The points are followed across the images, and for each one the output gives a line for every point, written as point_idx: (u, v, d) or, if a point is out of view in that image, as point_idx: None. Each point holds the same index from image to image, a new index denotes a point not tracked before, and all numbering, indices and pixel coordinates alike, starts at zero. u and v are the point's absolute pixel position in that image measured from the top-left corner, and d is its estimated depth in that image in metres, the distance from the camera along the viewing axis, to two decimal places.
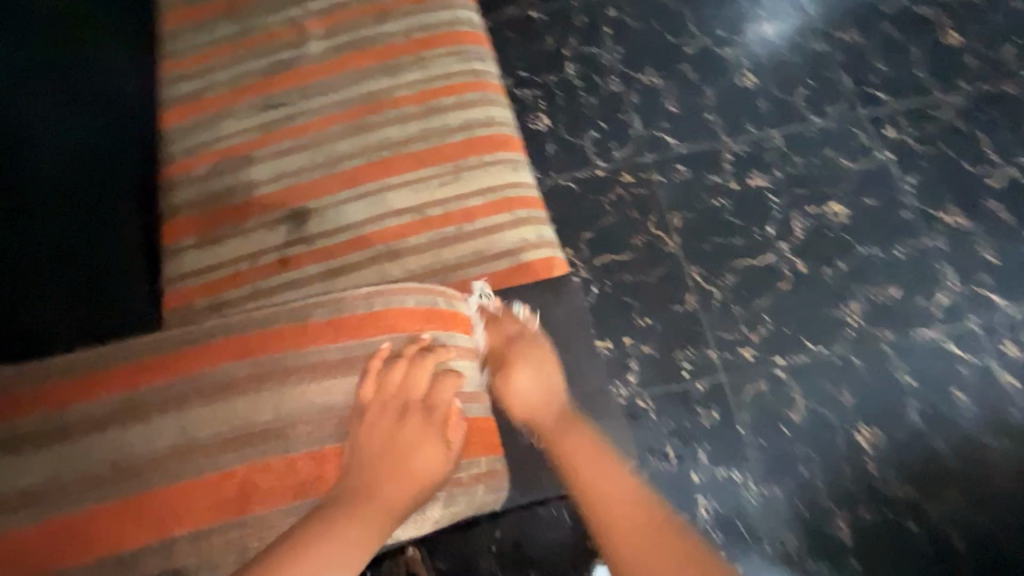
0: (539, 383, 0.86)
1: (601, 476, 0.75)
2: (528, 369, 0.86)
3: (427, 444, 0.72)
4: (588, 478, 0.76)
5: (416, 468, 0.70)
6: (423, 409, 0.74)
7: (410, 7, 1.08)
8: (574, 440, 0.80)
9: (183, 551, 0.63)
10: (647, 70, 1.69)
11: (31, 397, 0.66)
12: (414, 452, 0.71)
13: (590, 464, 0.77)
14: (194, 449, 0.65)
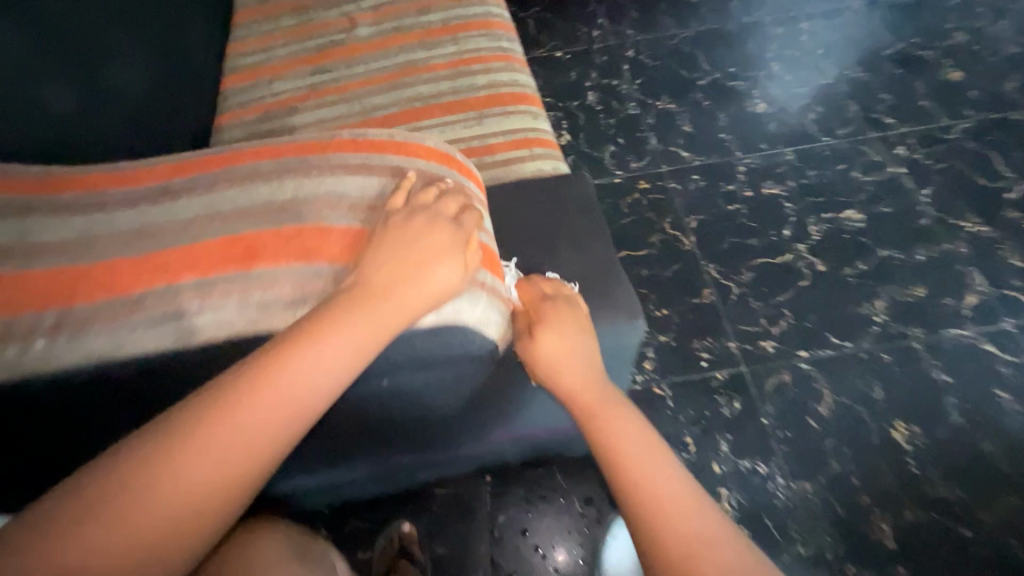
0: (586, 365, 0.70)
1: (674, 511, 0.56)
2: (566, 345, 0.68)
3: (447, 256, 0.55)
4: (657, 511, 0.56)
5: (430, 278, 0.54)
6: (440, 223, 0.57)
7: (449, 3, 1.23)
8: (637, 452, 0.61)
9: (185, 301, 0.49)
10: (663, 98, 1.82)
11: (58, 182, 0.55)
12: (429, 259, 0.54)
13: (657, 492, 0.57)
14: (211, 218, 0.53)
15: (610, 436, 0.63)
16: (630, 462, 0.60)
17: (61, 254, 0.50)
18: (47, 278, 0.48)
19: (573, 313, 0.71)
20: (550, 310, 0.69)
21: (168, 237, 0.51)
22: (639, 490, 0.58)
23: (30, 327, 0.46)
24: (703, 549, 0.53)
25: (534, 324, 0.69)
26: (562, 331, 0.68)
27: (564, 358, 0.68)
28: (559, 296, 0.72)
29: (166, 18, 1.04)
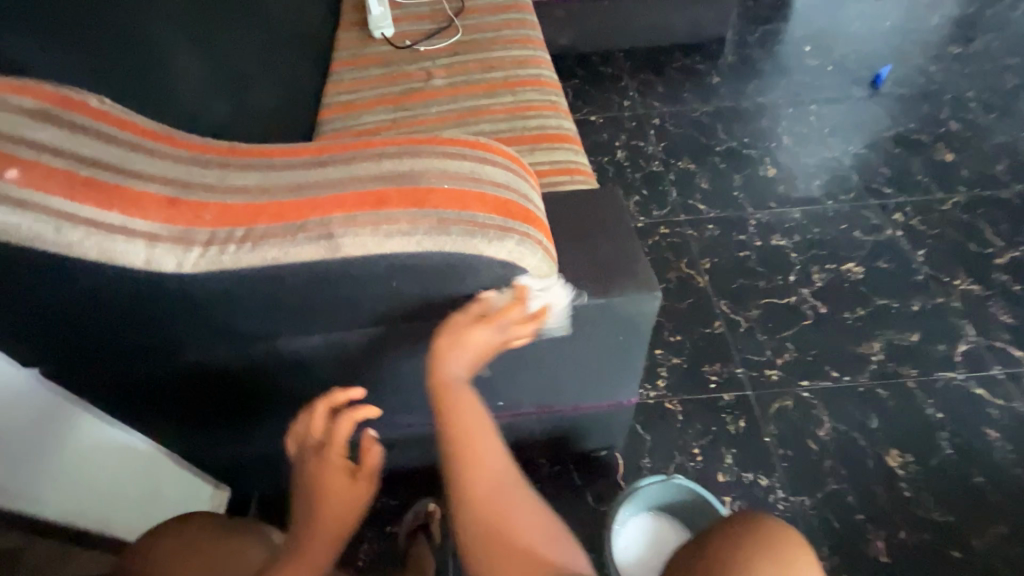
0: (486, 359, 0.72)
1: (499, 490, 0.67)
2: (484, 354, 0.71)
3: (346, 476, 0.77)
4: (486, 493, 0.66)
5: (342, 502, 0.76)
6: (332, 452, 0.76)
7: (508, 66, 1.50)
8: (477, 437, 0.69)
9: (335, 226, 0.65)
10: (684, 159, 2.06)
11: (239, 149, 0.74)
12: (335, 485, 0.76)
13: (490, 475, 0.67)
14: (352, 177, 0.69)
15: (456, 419, 0.69)
16: (469, 446, 0.68)
17: (246, 193, 0.67)
18: (237, 206, 0.65)
19: (500, 342, 0.72)
20: (498, 328, 0.71)
21: (322, 186, 0.68)
22: (472, 472, 0.67)
23: (225, 236, 0.63)
24: (520, 522, 0.65)
25: (471, 318, 0.70)
26: (493, 341, 0.71)
27: (476, 350, 0.70)
28: (515, 329, 0.72)
29: (286, 59, 1.32)
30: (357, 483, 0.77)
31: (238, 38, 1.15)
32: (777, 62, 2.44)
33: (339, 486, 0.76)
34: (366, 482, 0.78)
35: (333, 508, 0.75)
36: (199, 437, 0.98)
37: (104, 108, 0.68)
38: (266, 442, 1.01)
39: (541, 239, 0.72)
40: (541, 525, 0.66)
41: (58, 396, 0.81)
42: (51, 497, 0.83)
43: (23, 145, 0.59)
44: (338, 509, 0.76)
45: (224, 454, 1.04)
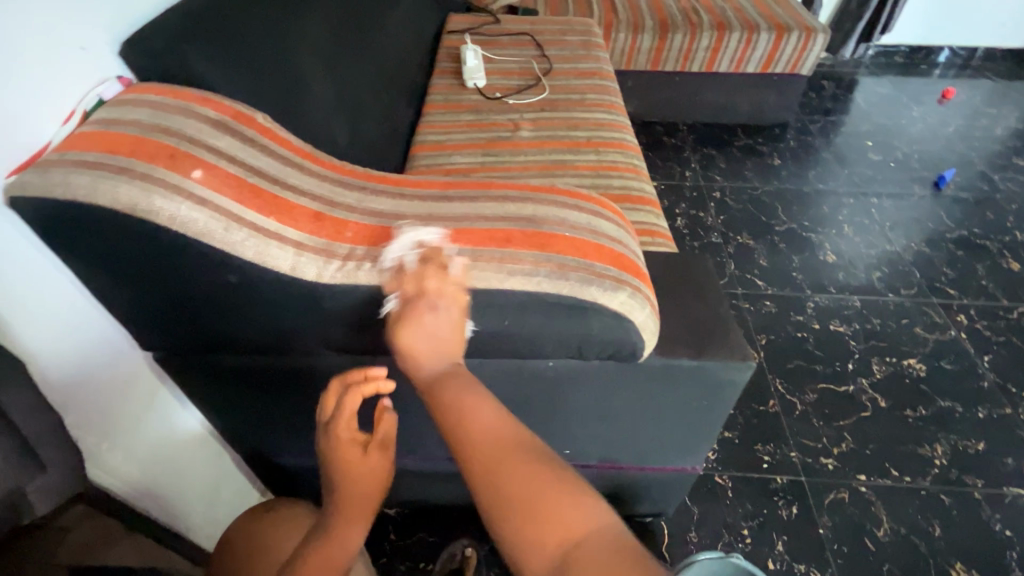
0: (443, 345, 0.63)
1: (512, 457, 0.55)
2: (437, 339, 0.62)
3: (356, 449, 0.66)
4: (495, 463, 0.55)
5: (364, 477, 0.68)
6: (339, 430, 0.65)
7: (592, 127, 1.58)
8: (476, 407, 0.58)
9: (463, 257, 0.68)
10: (743, 234, 2.08)
11: (373, 176, 0.79)
12: (350, 463, 0.67)
13: (495, 443, 0.56)
14: (478, 216, 0.74)
15: (442, 401, 0.59)
16: (466, 420, 0.57)
17: (383, 219, 0.72)
18: (375, 230, 0.70)
19: (444, 310, 0.63)
20: (424, 305, 0.63)
21: (452, 220, 0.73)
22: (472, 444, 0.56)
23: (361, 253, 0.68)
24: (541, 489, 0.54)
25: (403, 309, 0.63)
26: (430, 327, 0.62)
27: (425, 346, 0.62)
28: (438, 294, 0.64)
29: (392, 97, 1.41)
30: (374, 457, 0.67)
31: (365, 75, 1.25)
32: (839, 153, 2.50)
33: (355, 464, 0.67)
34: (382, 452, 0.67)
35: (356, 485, 0.68)
36: (264, 446, 0.99)
37: (269, 126, 0.74)
38: None
39: (646, 291, 0.74)
40: (567, 493, 0.54)
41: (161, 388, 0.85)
42: (153, 489, 0.84)
43: (206, 150, 0.64)
44: (364, 486, 0.69)
45: (282, 467, 1.04)
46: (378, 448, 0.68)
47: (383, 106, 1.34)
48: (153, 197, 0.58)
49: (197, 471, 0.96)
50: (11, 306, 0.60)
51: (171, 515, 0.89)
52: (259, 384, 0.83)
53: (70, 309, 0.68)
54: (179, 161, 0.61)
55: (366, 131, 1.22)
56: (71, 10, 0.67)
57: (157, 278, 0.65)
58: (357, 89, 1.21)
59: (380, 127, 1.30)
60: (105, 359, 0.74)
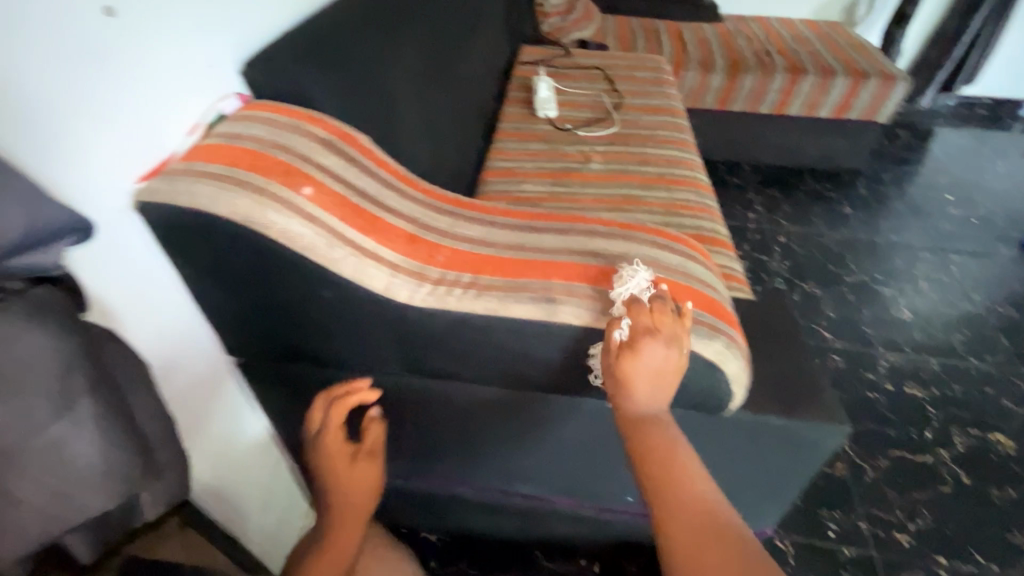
0: (661, 383, 0.59)
1: (713, 543, 0.50)
2: (655, 378, 0.59)
3: (348, 458, 0.72)
4: (694, 528, 0.51)
5: (355, 488, 0.73)
6: (330, 441, 0.70)
7: (664, 164, 1.56)
8: (677, 459, 0.57)
9: (556, 292, 0.67)
10: (809, 282, 1.99)
11: (463, 201, 0.80)
12: (339, 472, 0.71)
13: (696, 509, 0.53)
14: (569, 249, 0.73)
15: (652, 451, 0.57)
16: (676, 485, 0.55)
17: (474, 245, 0.72)
18: (467, 257, 0.70)
19: (675, 347, 0.59)
20: (651, 339, 0.59)
21: (542, 252, 0.72)
22: (675, 512, 0.53)
23: (454, 280, 0.68)
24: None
25: (624, 340, 0.59)
26: (654, 363, 0.58)
27: (643, 378, 0.59)
28: (667, 330, 0.60)
29: (469, 122, 1.44)
30: (364, 464, 0.73)
31: (447, 101, 1.28)
32: (915, 204, 2.38)
33: (344, 472, 0.71)
34: (372, 458, 0.74)
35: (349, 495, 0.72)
36: None
37: (370, 147, 0.77)
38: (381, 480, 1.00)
39: (737, 339, 0.71)
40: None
41: (242, 398, 0.88)
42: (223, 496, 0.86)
43: (316, 167, 0.67)
44: (355, 494, 0.73)
45: None
46: (368, 459, 0.73)
47: (461, 130, 1.36)
48: (267, 210, 0.60)
49: (263, 482, 0.97)
50: (126, 306, 0.62)
51: (239, 524, 0.90)
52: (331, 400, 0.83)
53: (186, 319, 0.72)
54: (293, 178, 0.64)
55: (445, 153, 1.24)
56: (205, 31, 0.72)
57: (256, 287, 0.66)
58: (440, 114, 1.23)
59: (456, 151, 1.32)
60: (203, 364, 0.77)
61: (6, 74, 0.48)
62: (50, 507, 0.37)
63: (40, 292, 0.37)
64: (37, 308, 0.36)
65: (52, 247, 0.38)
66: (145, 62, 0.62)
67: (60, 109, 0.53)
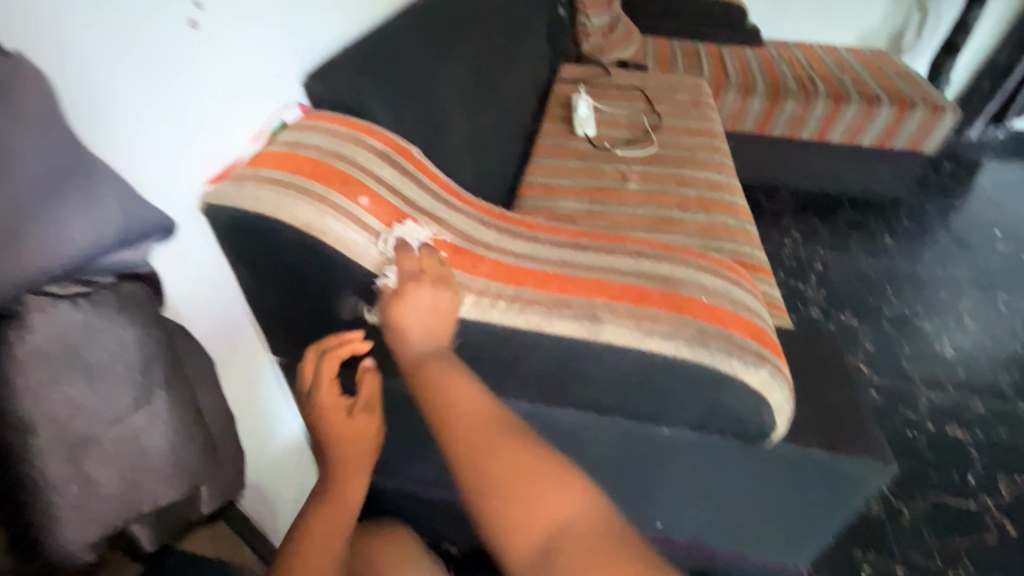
0: (435, 324, 0.62)
1: (490, 441, 0.53)
2: (425, 320, 0.62)
3: (342, 413, 0.63)
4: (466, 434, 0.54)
5: (354, 443, 0.64)
6: (322, 396, 0.62)
7: (703, 186, 1.55)
8: (447, 371, 0.59)
9: (601, 310, 0.67)
10: (847, 312, 1.92)
11: (508, 216, 0.81)
12: (334, 428, 0.63)
13: (465, 412, 0.55)
14: (613, 269, 0.73)
15: (425, 370, 0.59)
16: (449, 399, 0.56)
17: (520, 259, 0.73)
18: (512, 271, 0.71)
19: (444, 291, 0.63)
20: (421, 287, 0.62)
21: (587, 269, 0.72)
22: (446, 422, 0.55)
23: (500, 293, 0.68)
24: (534, 470, 0.51)
25: (394, 293, 0.62)
26: (421, 308, 0.62)
27: (415, 320, 0.61)
28: (433, 278, 0.64)
29: (510, 137, 1.45)
30: (360, 418, 0.64)
31: (490, 114, 1.29)
32: (960, 237, 2.30)
33: (342, 428, 0.63)
34: (368, 414, 0.65)
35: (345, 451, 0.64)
36: None
37: (422, 160, 0.79)
38: (407, 488, 1.00)
39: (782, 367, 0.69)
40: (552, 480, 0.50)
41: (284, 398, 0.90)
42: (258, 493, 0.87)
43: (373, 178, 0.69)
44: (355, 449, 0.65)
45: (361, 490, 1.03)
46: (365, 413, 0.65)
47: (502, 144, 1.38)
48: (327, 217, 0.62)
49: (294, 482, 0.98)
50: (193, 304, 0.66)
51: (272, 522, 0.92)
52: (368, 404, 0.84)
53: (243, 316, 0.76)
54: (351, 187, 0.66)
55: (485, 166, 1.25)
56: (273, 42, 0.75)
57: (307, 291, 0.68)
58: (483, 128, 1.25)
59: (497, 165, 1.33)
60: (253, 362, 0.80)
61: (102, 80, 0.51)
62: (125, 496, 0.37)
63: (128, 288, 0.37)
64: (127, 303, 0.37)
65: (143, 246, 0.39)
66: (220, 72, 0.66)
67: (145, 114, 0.56)
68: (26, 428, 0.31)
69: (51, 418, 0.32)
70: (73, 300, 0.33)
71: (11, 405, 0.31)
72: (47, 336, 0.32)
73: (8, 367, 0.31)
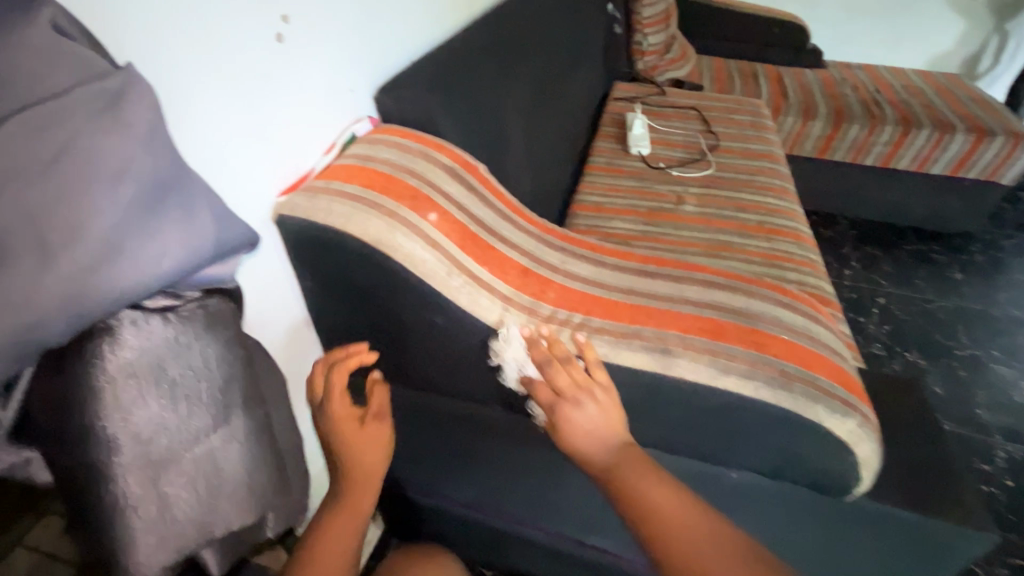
0: (610, 436, 0.53)
1: (727, 559, 0.45)
2: (601, 435, 0.53)
3: (353, 423, 0.59)
4: (704, 563, 0.45)
5: (368, 456, 0.59)
6: (332, 406, 0.58)
7: (763, 212, 1.49)
8: (656, 488, 0.49)
9: (673, 342, 0.63)
10: (912, 350, 1.78)
11: (573, 237, 0.79)
12: (346, 439, 0.58)
13: (693, 533, 0.47)
14: (686, 298, 0.69)
15: (635, 492, 0.49)
16: (658, 518, 0.48)
17: (586, 284, 0.71)
18: (579, 295, 0.69)
19: (596, 392, 0.55)
20: (571, 404, 0.54)
21: (657, 297, 0.69)
22: (672, 543, 0.47)
23: (565, 318, 0.65)
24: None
25: (555, 420, 0.55)
26: (589, 422, 0.53)
27: (592, 435, 0.53)
28: (582, 386, 0.55)
29: (565, 153, 1.42)
30: (371, 428, 0.59)
31: (547, 131, 1.27)
32: None
33: (355, 440, 0.58)
34: (380, 424, 0.60)
35: (360, 464, 0.59)
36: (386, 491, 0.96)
37: (488, 177, 0.77)
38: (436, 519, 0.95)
39: (870, 414, 0.64)
40: None
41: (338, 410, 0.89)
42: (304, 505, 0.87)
43: (442, 195, 0.68)
44: (369, 461, 0.59)
45: (395, 513, 1.00)
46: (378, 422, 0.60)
47: (557, 162, 1.35)
48: (396, 233, 0.61)
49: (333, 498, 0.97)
50: (263, 312, 0.66)
51: None
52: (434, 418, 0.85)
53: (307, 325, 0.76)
54: (421, 204, 0.65)
55: (541, 183, 1.22)
56: (350, 58, 0.75)
57: (369, 306, 0.67)
58: (541, 145, 1.23)
59: (552, 184, 1.31)
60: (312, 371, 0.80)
61: (192, 91, 0.52)
62: (200, 518, 0.36)
63: (215, 304, 0.37)
64: (211, 319, 0.36)
65: (229, 259, 0.37)
66: (301, 86, 0.66)
67: (229, 125, 0.57)
68: (108, 446, 0.31)
69: (133, 436, 0.32)
70: (163, 316, 0.33)
71: (98, 422, 0.31)
72: (137, 353, 0.32)
73: (98, 383, 0.31)
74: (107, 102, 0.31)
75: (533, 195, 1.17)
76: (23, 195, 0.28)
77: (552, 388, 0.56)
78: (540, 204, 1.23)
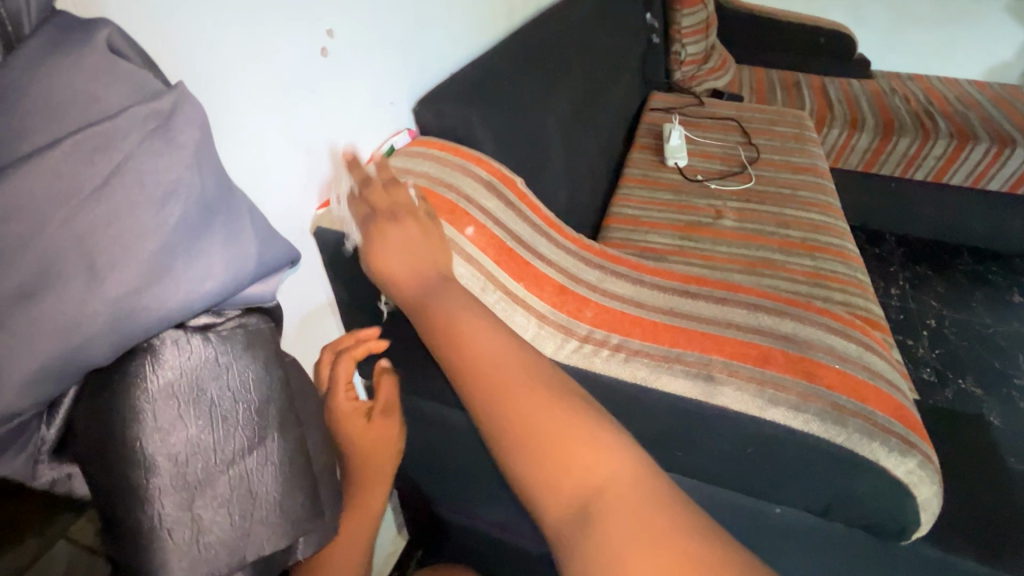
0: (421, 259, 0.56)
1: (525, 390, 0.48)
2: (407, 259, 0.56)
3: (361, 418, 0.59)
4: (494, 387, 0.48)
5: (375, 450, 0.60)
6: (339, 401, 0.57)
7: (806, 228, 1.43)
8: (466, 319, 0.53)
9: (716, 367, 0.60)
10: (967, 378, 1.67)
11: (611, 254, 0.77)
12: (356, 436, 0.58)
13: (493, 362, 0.50)
14: (730, 321, 0.67)
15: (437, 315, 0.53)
16: (464, 342, 0.51)
17: (625, 303, 0.69)
18: (617, 314, 0.67)
19: (412, 217, 0.58)
20: (383, 226, 0.57)
21: (699, 319, 0.67)
22: (466, 361, 0.50)
23: (603, 339, 0.63)
24: (567, 432, 0.45)
25: (365, 237, 0.58)
26: (400, 247, 0.56)
27: (401, 258, 0.56)
28: (397, 211, 0.58)
29: (601, 163, 1.40)
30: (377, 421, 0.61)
31: (584, 142, 1.25)
32: None
33: (362, 436, 0.59)
34: (384, 418, 0.62)
35: (369, 458, 0.59)
36: (416, 504, 0.95)
37: (526, 191, 0.76)
38: (465, 535, 0.93)
39: (928, 450, 0.60)
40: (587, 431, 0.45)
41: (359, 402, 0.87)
42: None
43: (479, 209, 0.67)
44: (377, 456, 0.61)
45: (422, 527, 0.99)
46: (383, 414, 0.62)
47: (593, 173, 1.33)
48: None
49: None
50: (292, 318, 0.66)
51: None
52: (456, 450, 0.81)
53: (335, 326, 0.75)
54: (458, 217, 0.65)
55: (577, 195, 1.20)
56: (392, 72, 0.76)
57: (401, 320, 0.66)
58: (578, 156, 1.21)
59: (588, 196, 1.29)
60: None
61: (240, 106, 0.53)
62: (235, 544, 0.35)
63: (254, 323, 0.37)
64: (251, 338, 0.36)
65: (271, 279, 0.37)
66: (344, 99, 0.67)
67: (273, 139, 0.57)
68: (146, 467, 0.31)
69: (171, 457, 0.32)
70: (205, 335, 0.33)
71: (137, 442, 0.31)
72: (177, 373, 0.32)
73: (139, 402, 0.31)
74: (159, 123, 0.31)
75: (570, 208, 1.15)
76: (79, 219, 0.29)
77: (367, 207, 0.59)
78: (576, 216, 1.21)
